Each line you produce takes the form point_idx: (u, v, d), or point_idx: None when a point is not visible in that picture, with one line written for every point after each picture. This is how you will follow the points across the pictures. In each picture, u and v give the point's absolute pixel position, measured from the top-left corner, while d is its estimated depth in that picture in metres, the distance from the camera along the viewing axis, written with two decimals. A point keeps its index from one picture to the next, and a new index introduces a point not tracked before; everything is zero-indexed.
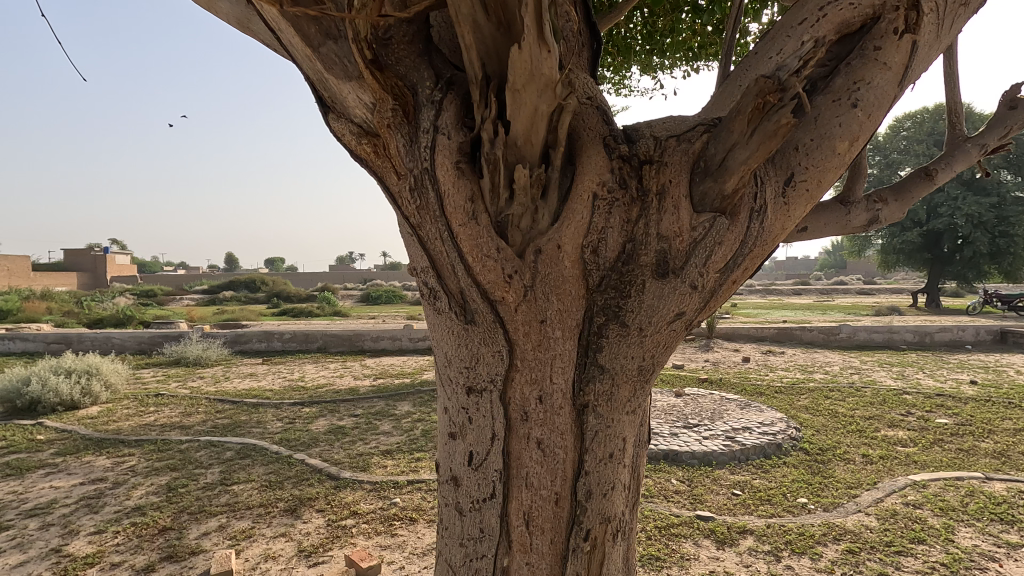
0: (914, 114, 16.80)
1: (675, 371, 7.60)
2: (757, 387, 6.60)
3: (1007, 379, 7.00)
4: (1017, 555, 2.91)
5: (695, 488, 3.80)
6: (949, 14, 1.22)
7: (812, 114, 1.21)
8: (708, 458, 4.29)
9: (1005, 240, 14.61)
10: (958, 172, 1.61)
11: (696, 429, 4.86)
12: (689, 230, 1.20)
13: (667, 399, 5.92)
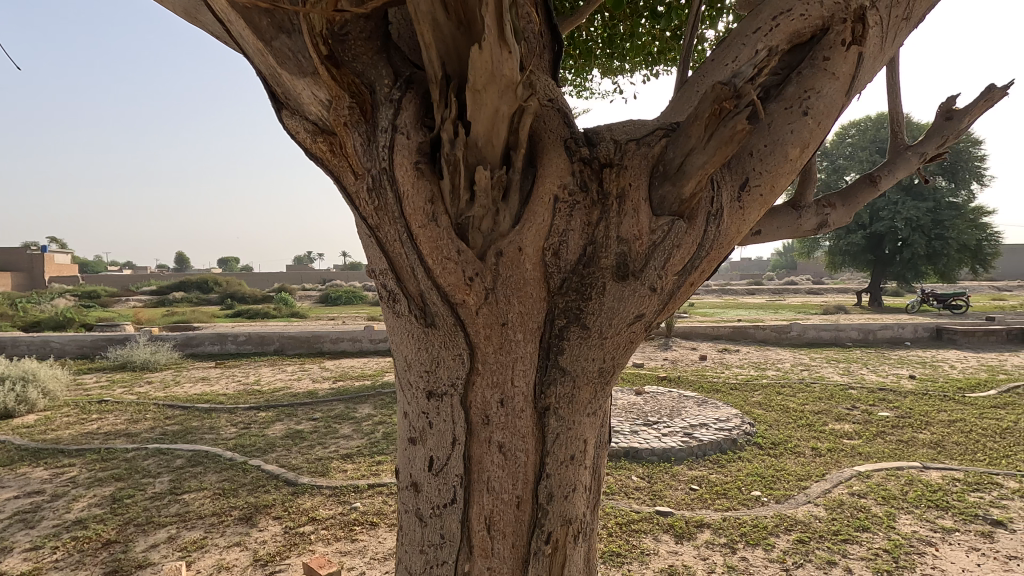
0: (858, 122, 17.65)
1: (635, 370, 7.75)
2: (714, 384, 6.80)
3: (942, 373, 7.44)
4: (952, 539, 3.10)
5: (655, 484, 3.88)
6: (892, 28, 1.29)
7: (766, 121, 1.25)
8: (667, 454, 4.39)
9: (940, 243, 15.52)
10: (900, 179, 1.69)
11: (656, 426, 4.97)
12: (648, 233, 1.21)
13: (628, 397, 6.03)
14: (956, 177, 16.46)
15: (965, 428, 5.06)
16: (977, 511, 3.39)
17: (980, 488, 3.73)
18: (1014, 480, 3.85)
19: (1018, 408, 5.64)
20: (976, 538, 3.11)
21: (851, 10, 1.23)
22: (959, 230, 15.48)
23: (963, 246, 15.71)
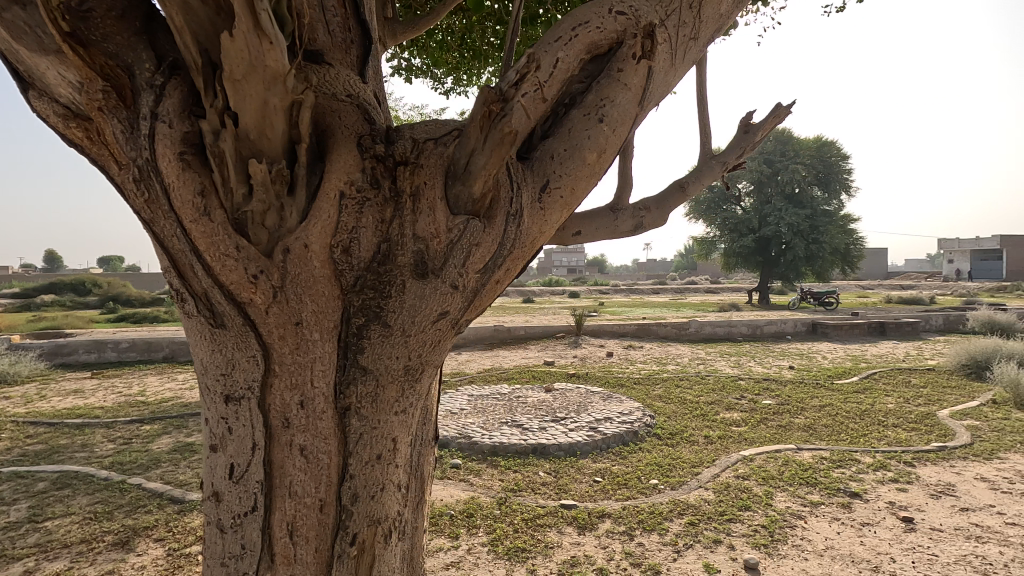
0: (748, 134, 19.18)
1: (546, 368, 7.93)
2: (619, 379, 7.11)
3: (816, 363, 8.29)
4: (819, 512, 3.45)
5: (561, 478, 3.99)
6: (681, 46, 1.43)
7: (566, 126, 1.33)
8: (573, 449, 4.53)
9: (816, 247, 17.28)
10: (707, 184, 1.88)
11: (564, 422, 5.11)
12: (445, 231, 1.25)
13: (538, 395, 6.16)
14: (830, 187, 18.33)
15: (833, 411, 5.66)
16: (840, 486, 3.80)
17: (843, 464, 4.19)
18: (870, 455, 4.36)
19: (875, 392, 6.41)
20: (839, 509, 3.48)
21: (640, 27, 1.35)
22: (832, 235, 17.35)
23: (834, 249, 17.62)
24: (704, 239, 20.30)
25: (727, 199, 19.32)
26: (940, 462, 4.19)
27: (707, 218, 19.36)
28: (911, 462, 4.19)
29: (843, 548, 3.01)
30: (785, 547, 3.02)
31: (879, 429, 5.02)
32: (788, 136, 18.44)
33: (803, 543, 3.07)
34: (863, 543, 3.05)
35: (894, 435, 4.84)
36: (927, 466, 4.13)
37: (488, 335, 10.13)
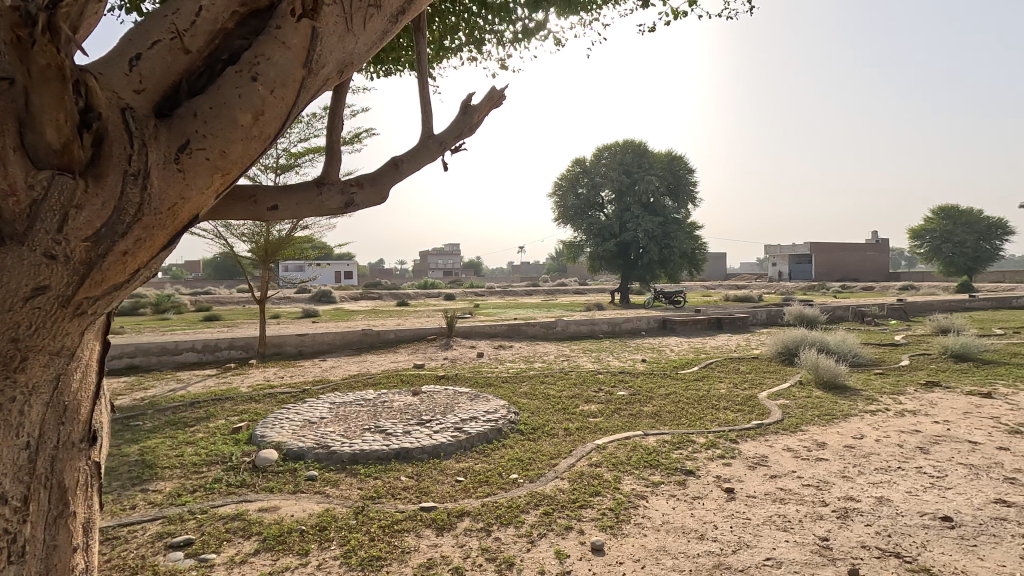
0: (610, 145, 20.61)
1: (416, 370, 7.79)
2: (487, 379, 7.22)
3: (664, 355, 9.13)
4: (660, 490, 3.75)
5: (422, 481, 3.91)
6: (354, 12, 1.67)
7: (216, 84, 1.41)
8: (436, 450, 4.47)
9: (668, 251, 19.12)
10: (424, 161, 2.29)
11: (429, 424, 5.04)
12: (25, 187, 1.16)
13: (404, 398, 6.01)
14: (679, 197, 20.27)
15: (676, 398, 6.24)
16: (677, 465, 4.18)
17: (682, 445, 4.61)
18: (703, 436, 4.86)
19: (710, 378, 7.21)
20: (676, 487, 3.82)
21: None
22: (681, 241, 19.18)
23: (683, 253, 19.54)
24: (571, 243, 21.39)
25: (591, 206, 20.56)
26: (757, 437, 4.78)
27: (574, 223, 20.42)
28: (735, 439, 4.74)
29: (677, 521, 3.28)
30: (628, 526, 3.23)
31: (712, 411, 5.62)
32: (643, 149, 20.10)
33: (643, 520, 3.30)
34: (694, 515, 3.36)
35: (723, 416, 5.45)
36: (747, 441, 4.70)
37: (356, 340, 9.71)
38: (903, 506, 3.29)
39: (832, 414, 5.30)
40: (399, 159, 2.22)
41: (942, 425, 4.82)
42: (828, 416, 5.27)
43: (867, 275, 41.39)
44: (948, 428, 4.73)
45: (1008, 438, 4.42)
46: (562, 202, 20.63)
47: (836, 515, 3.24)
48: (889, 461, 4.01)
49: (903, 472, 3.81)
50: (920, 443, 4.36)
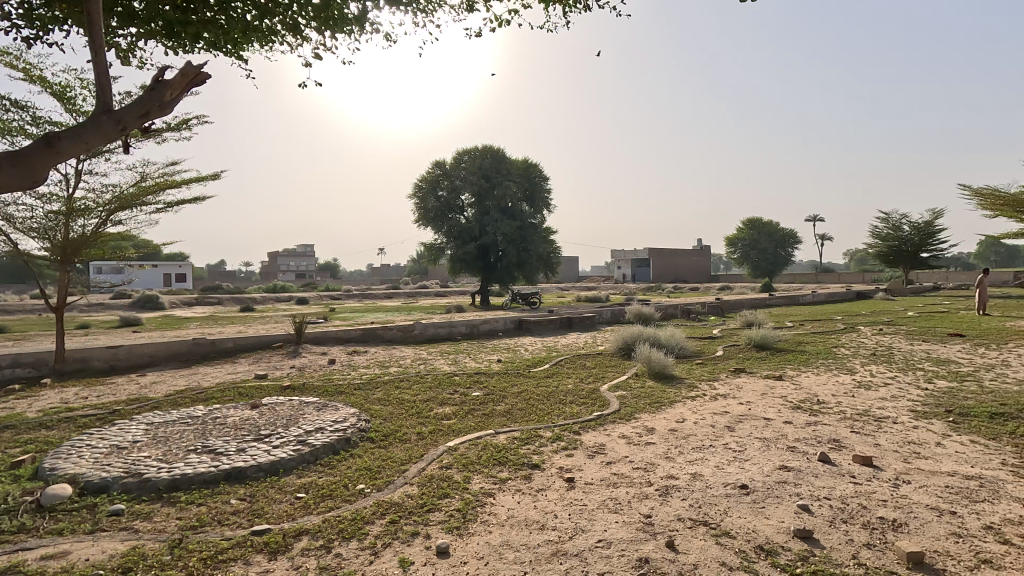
0: (469, 149, 20.87)
1: (256, 382, 6.97)
2: (339, 386, 6.64)
3: (519, 355, 9.35)
4: (506, 486, 3.49)
5: (256, 503, 3.34)
6: None
7: None
8: (274, 467, 3.83)
9: (525, 254, 19.92)
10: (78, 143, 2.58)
11: (266, 440, 4.33)
12: None
13: (240, 413, 5.26)
14: (535, 204, 21.22)
15: (528, 395, 6.31)
16: (525, 460, 3.97)
17: (529, 441, 4.45)
18: (550, 430, 4.80)
19: (559, 375, 7.54)
20: (522, 481, 3.59)
21: None
22: (537, 244, 20.21)
23: (539, 256, 20.52)
24: (432, 245, 21.20)
25: (452, 208, 20.62)
26: (597, 428, 4.90)
27: (434, 226, 20.32)
28: (578, 431, 4.76)
29: (521, 515, 3.05)
30: (474, 525, 2.94)
31: (559, 405, 5.80)
32: (501, 156, 20.66)
33: (490, 518, 3.03)
34: (538, 507, 3.15)
35: (569, 410, 5.62)
36: (589, 432, 4.76)
37: (184, 351, 8.55)
38: (712, 479, 3.55)
39: (660, 402, 5.87)
40: (47, 139, 2.47)
41: (745, 406, 5.58)
42: (657, 404, 5.80)
43: (694, 276, 47.01)
44: (748, 408, 5.49)
45: (791, 413, 5.24)
46: (422, 203, 20.39)
47: (659, 494, 3.33)
48: (704, 440, 4.45)
49: (713, 448, 4.23)
50: (728, 422, 4.98)
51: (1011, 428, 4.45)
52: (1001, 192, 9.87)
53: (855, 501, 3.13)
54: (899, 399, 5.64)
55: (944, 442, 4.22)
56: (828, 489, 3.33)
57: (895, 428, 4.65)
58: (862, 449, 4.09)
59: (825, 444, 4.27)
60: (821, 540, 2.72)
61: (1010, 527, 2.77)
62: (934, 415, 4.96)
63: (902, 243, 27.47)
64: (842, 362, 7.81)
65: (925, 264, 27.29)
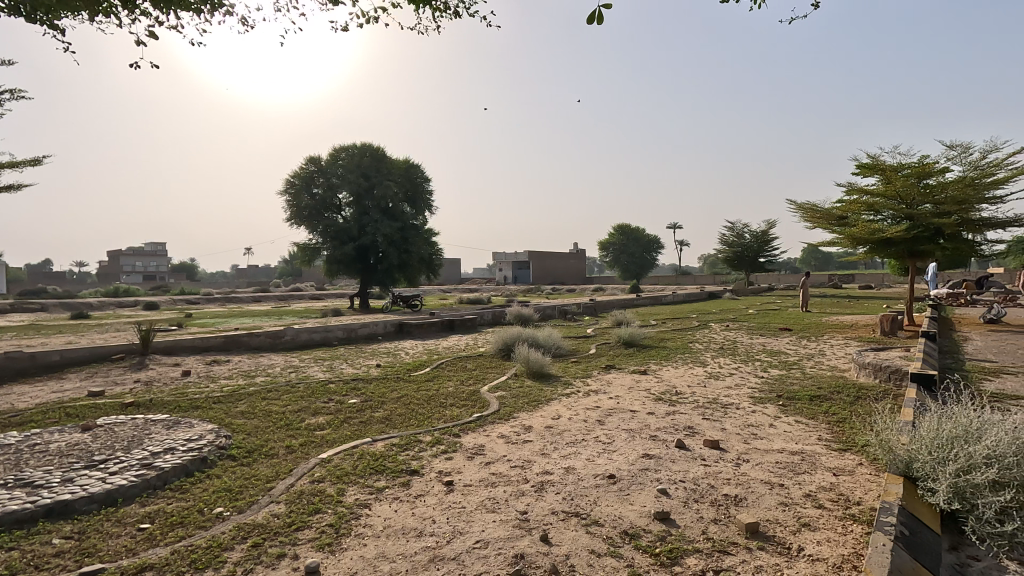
0: (346, 146, 19.99)
1: (89, 400, 6.04)
2: (194, 401, 5.95)
3: (399, 359, 9.13)
4: (383, 496, 3.36)
5: (84, 541, 2.88)
6: None
7: None
8: (110, 497, 3.33)
9: (406, 256, 19.57)
10: None
11: (100, 467, 3.75)
12: None
13: (66, 438, 4.50)
14: (417, 205, 20.95)
15: (407, 400, 6.14)
16: (403, 467, 3.86)
17: (408, 447, 4.34)
18: (429, 434, 4.73)
19: (440, 378, 7.48)
20: (399, 489, 3.48)
21: None
22: (418, 245, 19.94)
23: (421, 258, 20.29)
24: (306, 245, 19.98)
25: (328, 207, 19.62)
26: (477, 429, 4.92)
27: (308, 225, 19.20)
28: (458, 433, 4.76)
29: (398, 524, 2.97)
30: (348, 540, 2.81)
31: (440, 409, 5.72)
32: (381, 155, 20.08)
33: (365, 530, 2.91)
34: (415, 514, 3.09)
35: (449, 413, 5.56)
36: (468, 434, 4.76)
37: None
38: (583, 471, 3.73)
39: (538, 400, 6.06)
40: None
41: (614, 400, 5.95)
42: (534, 403, 5.98)
43: (570, 278, 49.30)
44: (617, 402, 5.87)
45: (654, 404, 5.70)
46: (294, 201, 19.16)
47: (534, 490, 3.43)
48: (577, 435, 4.67)
49: (585, 442, 4.46)
50: (599, 416, 5.28)
51: (825, 407, 5.24)
52: (817, 207, 11.58)
53: (705, 482, 3.48)
54: (741, 387, 6.38)
55: (775, 423, 4.85)
56: (684, 472, 3.67)
57: (737, 413, 5.25)
58: (712, 434, 4.56)
59: (681, 431, 4.70)
60: (677, 519, 2.98)
61: (823, 493, 3.25)
62: (768, 400, 5.68)
63: (744, 249, 31.15)
64: (696, 356, 8.65)
65: (762, 267, 31.20)
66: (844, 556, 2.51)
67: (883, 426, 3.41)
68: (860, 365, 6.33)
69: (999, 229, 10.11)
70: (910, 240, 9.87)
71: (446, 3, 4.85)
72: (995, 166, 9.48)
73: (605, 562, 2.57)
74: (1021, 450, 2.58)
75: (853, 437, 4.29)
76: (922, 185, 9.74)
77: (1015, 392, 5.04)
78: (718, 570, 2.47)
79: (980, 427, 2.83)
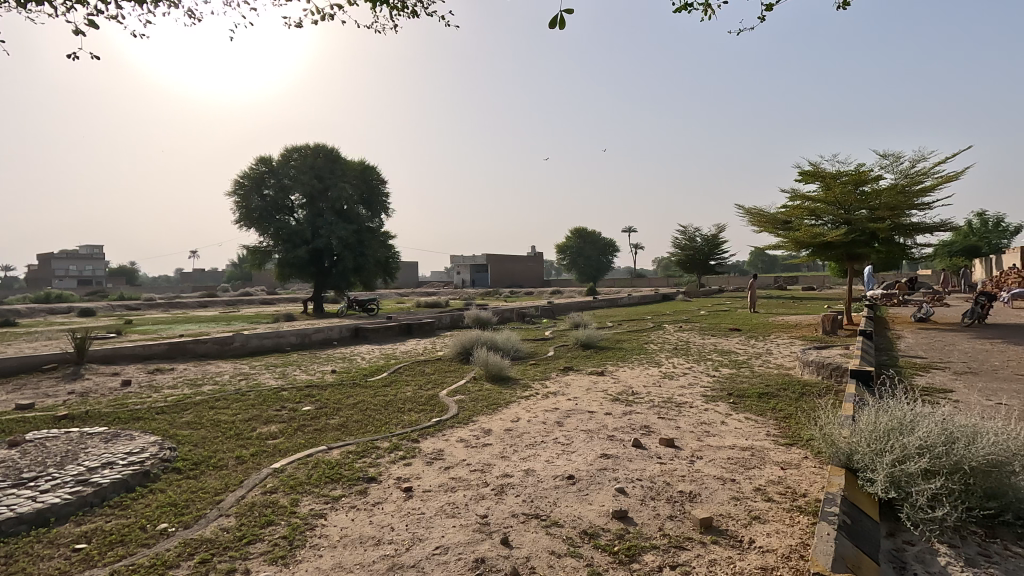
0: (298, 146, 19.45)
1: (17, 414, 5.62)
2: (135, 412, 5.63)
3: (355, 364, 8.94)
4: (340, 505, 3.28)
5: (9, 566, 2.67)
6: None
7: None
8: (40, 517, 3.10)
9: (363, 259, 19.22)
10: None
11: (29, 485, 3.49)
12: None
13: None
14: (372, 207, 20.63)
15: (364, 406, 5.99)
16: (359, 475, 3.78)
17: (365, 454, 4.25)
18: (387, 441, 4.64)
19: (398, 383, 7.36)
20: (356, 497, 3.40)
21: None
22: (374, 248, 19.61)
23: (377, 261, 19.98)
24: (256, 249, 19.31)
25: (280, 209, 19.04)
26: (436, 434, 4.86)
27: (259, 227, 18.56)
28: (416, 439, 4.69)
29: (355, 533, 2.91)
30: (303, 551, 2.72)
31: (398, 414, 5.62)
32: (335, 156, 19.67)
33: (321, 540, 2.83)
34: (373, 522, 3.03)
35: (407, 418, 5.47)
36: (427, 439, 4.70)
37: None
38: (543, 473, 3.75)
39: (497, 403, 6.04)
40: None
41: (572, 402, 6.01)
42: (494, 406, 5.96)
43: (528, 281, 49.55)
44: (575, 403, 5.93)
45: (611, 405, 5.79)
46: (244, 202, 18.49)
47: (494, 493, 3.42)
48: (536, 437, 4.69)
49: (544, 444, 4.48)
50: (558, 418, 5.32)
51: (773, 404, 5.45)
52: (764, 211, 12.06)
53: (661, 479, 3.56)
54: (694, 386, 6.56)
55: (727, 420, 5.02)
56: (640, 470, 3.74)
57: (691, 411, 5.41)
58: (667, 432, 4.67)
59: (638, 430, 4.79)
60: (635, 517, 3.03)
61: (772, 486, 3.38)
62: (720, 398, 5.87)
63: (695, 252, 32.11)
64: (651, 356, 8.85)
65: (712, 269, 32.24)
66: (792, 547, 2.61)
67: (826, 420, 3.58)
68: (804, 363, 6.62)
69: (927, 233, 10.80)
70: (848, 243, 10.41)
71: (402, 3, 4.80)
72: (923, 174, 10.13)
73: (565, 562, 2.59)
74: (949, 440, 2.76)
75: (799, 431, 4.49)
76: (858, 191, 10.31)
77: (942, 385, 5.39)
78: (674, 566, 2.53)
79: (913, 419, 3.01)
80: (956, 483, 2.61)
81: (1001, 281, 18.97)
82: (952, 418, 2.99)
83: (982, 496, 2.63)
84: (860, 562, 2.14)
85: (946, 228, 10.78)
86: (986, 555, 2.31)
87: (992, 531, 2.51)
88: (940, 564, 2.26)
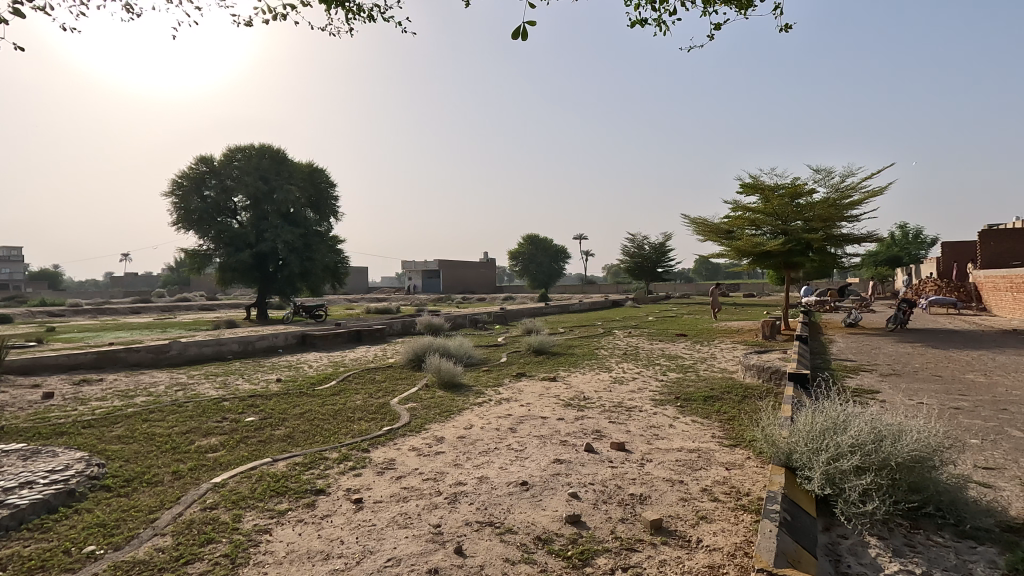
0: (242, 146, 18.68)
1: None
2: (58, 427, 5.22)
3: (302, 372, 8.65)
4: (285, 519, 3.15)
5: None
6: None
7: None
8: None
9: (309, 263, 18.63)
10: None
11: None
12: None
13: None
14: (321, 210, 20.12)
15: (311, 416, 5.78)
16: (307, 487, 3.65)
17: (313, 465, 4.11)
18: (335, 451, 4.50)
19: (347, 391, 7.16)
20: (303, 510, 3.29)
21: None
22: (322, 252, 19.08)
23: (325, 266, 19.42)
24: (195, 252, 18.40)
25: (221, 211, 18.23)
26: (387, 443, 4.76)
27: (198, 230, 17.74)
28: (366, 449, 4.57)
29: (303, 548, 2.81)
30: (246, 568, 2.61)
31: (347, 424, 5.46)
32: (283, 158, 19.03)
33: (265, 558, 2.71)
34: (321, 536, 2.93)
35: (357, 428, 5.32)
36: (377, 448, 4.59)
37: None
38: (495, 480, 3.74)
39: (449, 411, 5.98)
40: None
41: (524, 408, 6.02)
42: (446, 414, 5.88)
43: (480, 287, 49.44)
44: (528, 409, 5.95)
45: (564, 410, 5.85)
46: (182, 203, 17.60)
47: (447, 501, 3.39)
48: (489, 444, 4.66)
49: (497, 451, 4.46)
50: (511, 424, 5.30)
51: (717, 407, 5.65)
52: (708, 221, 12.50)
53: (612, 483, 3.62)
54: (643, 391, 6.72)
55: (674, 424, 5.16)
56: (593, 475, 3.79)
57: (641, 415, 5.54)
58: (618, 437, 4.76)
59: (589, 435, 4.86)
60: (587, 521, 3.07)
61: (717, 486, 3.51)
62: (668, 402, 6.04)
63: (644, 260, 33.01)
64: (602, 362, 9.01)
65: (660, 277, 33.27)
66: (736, 545, 2.71)
67: (767, 421, 3.75)
68: (746, 367, 6.91)
69: (855, 244, 11.53)
70: (785, 252, 10.93)
71: (359, 6, 4.73)
72: (851, 189, 10.83)
73: (519, 569, 2.58)
74: (878, 438, 2.94)
75: (741, 433, 4.68)
76: (795, 204, 10.90)
77: (869, 387, 5.77)
78: (626, 567, 2.58)
79: (845, 419, 3.19)
80: (884, 478, 2.78)
81: (919, 289, 20.55)
82: (880, 417, 3.18)
83: (906, 490, 2.81)
84: (799, 557, 2.24)
85: (870, 239, 11.53)
86: (910, 546, 2.47)
87: (915, 523, 2.69)
88: (871, 555, 2.40)
